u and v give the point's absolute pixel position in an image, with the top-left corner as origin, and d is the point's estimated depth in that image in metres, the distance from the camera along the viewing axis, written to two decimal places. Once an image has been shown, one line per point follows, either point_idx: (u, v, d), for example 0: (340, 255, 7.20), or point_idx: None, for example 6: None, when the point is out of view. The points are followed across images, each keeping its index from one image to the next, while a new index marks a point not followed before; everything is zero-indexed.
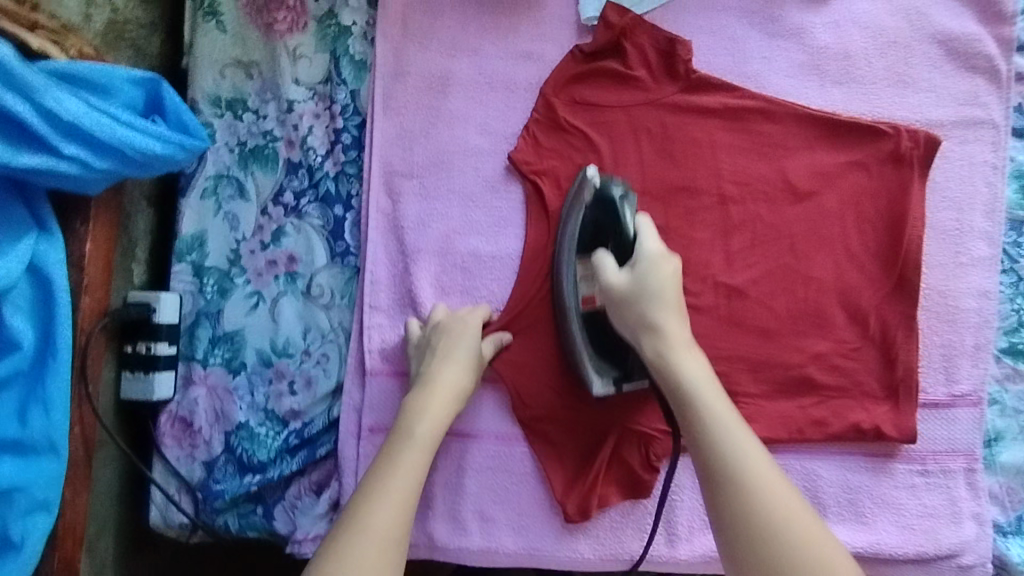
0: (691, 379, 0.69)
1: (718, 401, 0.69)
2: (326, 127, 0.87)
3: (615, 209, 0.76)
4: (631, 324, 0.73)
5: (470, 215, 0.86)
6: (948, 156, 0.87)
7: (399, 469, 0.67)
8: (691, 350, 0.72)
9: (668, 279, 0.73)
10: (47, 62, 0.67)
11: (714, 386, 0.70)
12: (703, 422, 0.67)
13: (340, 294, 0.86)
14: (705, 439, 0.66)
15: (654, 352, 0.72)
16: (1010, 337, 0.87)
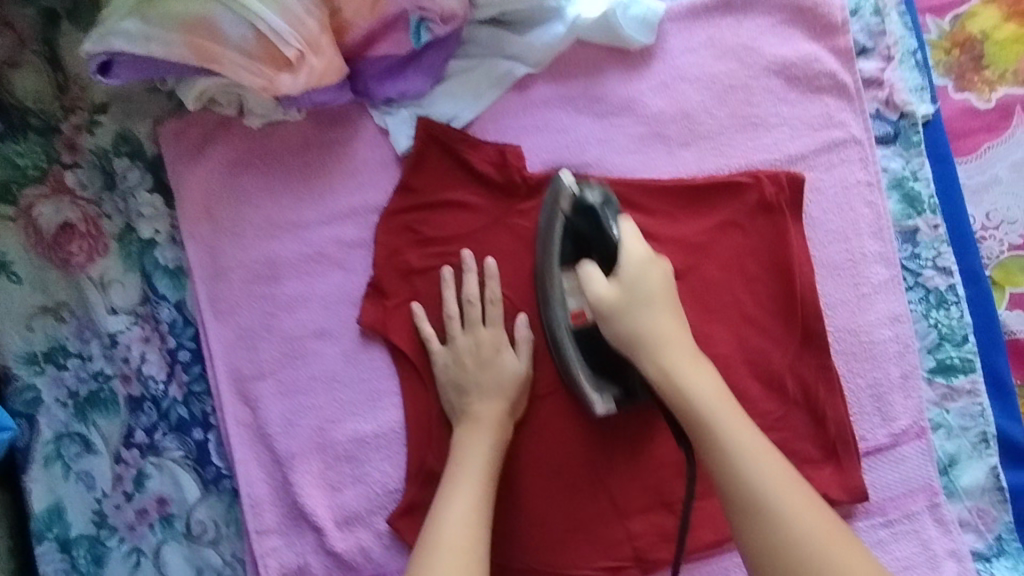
0: (705, 397, 0.67)
1: (730, 414, 0.67)
2: (159, 349, 0.79)
3: (598, 215, 0.73)
4: (625, 344, 0.70)
5: (339, 399, 0.78)
6: (818, 187, 0.81)
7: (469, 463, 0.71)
8: (696, 360, 0.69)
9: (658, 289, 0.71)
10: None
11: (725, 401, 0.68)
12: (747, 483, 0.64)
13: (225, 523, 0.78)
14: (713, 444, 0.66)
15: (652, 364, 0.69)
16: (935, 355, 0.81)
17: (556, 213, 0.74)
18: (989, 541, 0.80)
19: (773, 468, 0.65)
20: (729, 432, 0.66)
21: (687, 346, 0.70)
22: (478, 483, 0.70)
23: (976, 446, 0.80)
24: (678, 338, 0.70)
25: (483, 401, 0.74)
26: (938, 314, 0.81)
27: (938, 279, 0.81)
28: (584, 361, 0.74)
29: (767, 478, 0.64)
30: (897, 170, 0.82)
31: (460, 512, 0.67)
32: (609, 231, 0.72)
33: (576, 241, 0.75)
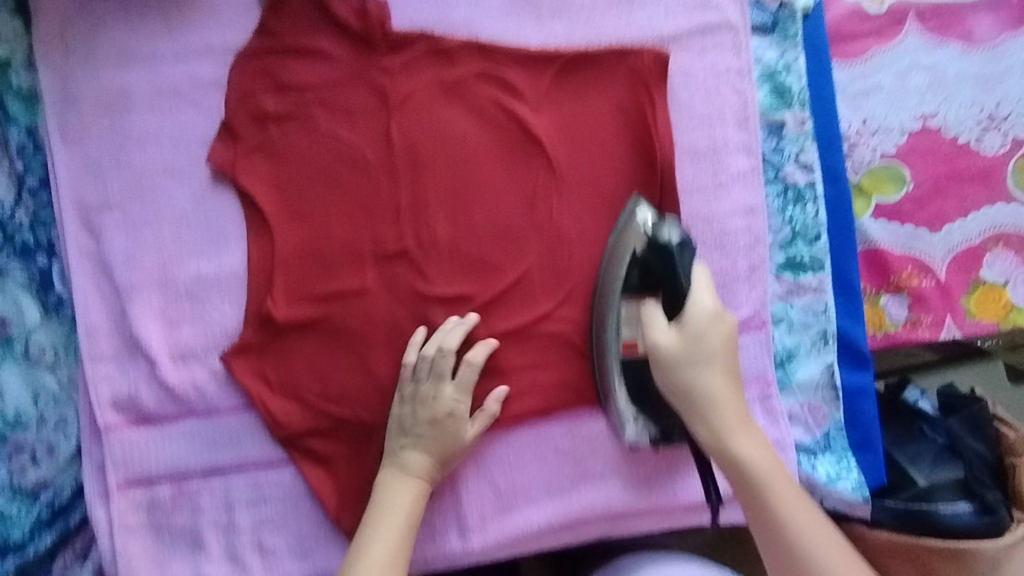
0: (722, 416, 0.70)
1: (784, 485, 0.68)
2: (8, 171, 0.77)
3: (671, 255, 0.70)
4: (679, 397, 0.71)
5: (183, 237, 0.78)
6: (687, 69, 0.80)
7: (389, 524, 0.69)
8: (744, 424, 0.70)
9: (718, 348, 0.70)
10: None
11: (779, 471, 0.69)
12: (798, 561, 0.65)
13: (64, 349, 0.79)
14: (773, 518, 0.67)
15: (704, 427, 0.70)
16: (786, 251, 0.81)
17: (629, 244, 0.73)
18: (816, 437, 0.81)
19: (815, 528, 0.67)
20: (783, 503, 0.67)
21: (741, 407, 0.71)
22: (390, 540, 0.68)
23: (816, 344, 0.81)
24: (719, 394, 0.70)
25: (408, 459, 0.72)
26: (795, 210, 0.80)
27: (798, 175, 0.80)
28: (626, 388, 0.76)
29: (807, 534, 0.66)
30: (770, 61, 0.81)
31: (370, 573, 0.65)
32: (683, 278, 0.71)
33: (648, 245, 0.72)
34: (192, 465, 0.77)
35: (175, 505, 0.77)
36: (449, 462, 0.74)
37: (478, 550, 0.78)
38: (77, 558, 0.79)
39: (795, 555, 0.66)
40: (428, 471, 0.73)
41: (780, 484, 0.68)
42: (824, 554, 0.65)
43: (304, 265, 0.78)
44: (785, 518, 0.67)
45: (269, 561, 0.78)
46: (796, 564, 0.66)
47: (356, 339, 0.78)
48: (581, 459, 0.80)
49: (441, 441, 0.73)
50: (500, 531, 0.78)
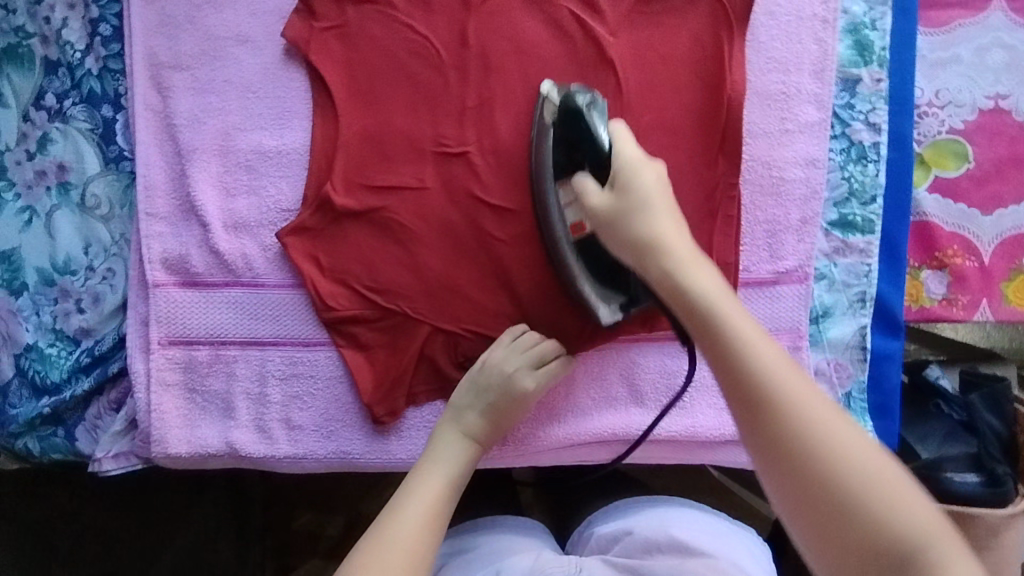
0: (671, 255, 0.57)
1: (814, 403, 0.51)
2: (83, 19, 0.79)
3: (583, 116, 0.69)
4: (631, 250, 0.59)
5: (249, 108, 0.79)
6: (771, 11, 0.79)
7: (437, 470, 0.69)
8: (699, 263, 0.57)
9: (654, 187, 0.61)
10: None
11: (795, 376, 0.52)
12: (785, 433, 0.50)
13: (119, 204, 0.80)
14: (797, 438, 0.50)
15: (656, 261, 0.58)
16: (840, 209, 0.81)
17: (545, 125, 0.73)
18: (837, 395, 0.82)
19: (863, 454, 0.49)
20: (773, 373, 0.52)
21: (688, 248, 0.58)
22: (436, 488, 0.67)
23: (852, 305, 0.82)
24: (713, 292, 0.55)
25: (466, 420, 0.73)
26: (855, 168, 0.81)
27: (865, 134, 0.80)
28: (584, 265, 0.74)
29: (856, 461, 0.49)
30: (857, 14, 0.80)
31: (414, 515, 0.64)
32: (598, 139, 0.67)
33: (564, 120, 0.71)
34: (233, 333, 0.79)
35: (210, 370, 0.79)
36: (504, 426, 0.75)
37: (497, 454, 0.81)
38: (110, 409, 0.81)
39: (830, 476, 0.49)
40: (481, 427, 0.73)
41: (812, 408, 0.51)
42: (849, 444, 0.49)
43: (365, 153, 0.78)
44: (816, 443, 0.50)
45: (294, 438, 0.80)
46: (812, 466, 0.49)
47: (407, 234, 0.78)
48: (606, 382, 0.82)
49: (499, 398, 0.74)
50: (521, 440, 0.81)
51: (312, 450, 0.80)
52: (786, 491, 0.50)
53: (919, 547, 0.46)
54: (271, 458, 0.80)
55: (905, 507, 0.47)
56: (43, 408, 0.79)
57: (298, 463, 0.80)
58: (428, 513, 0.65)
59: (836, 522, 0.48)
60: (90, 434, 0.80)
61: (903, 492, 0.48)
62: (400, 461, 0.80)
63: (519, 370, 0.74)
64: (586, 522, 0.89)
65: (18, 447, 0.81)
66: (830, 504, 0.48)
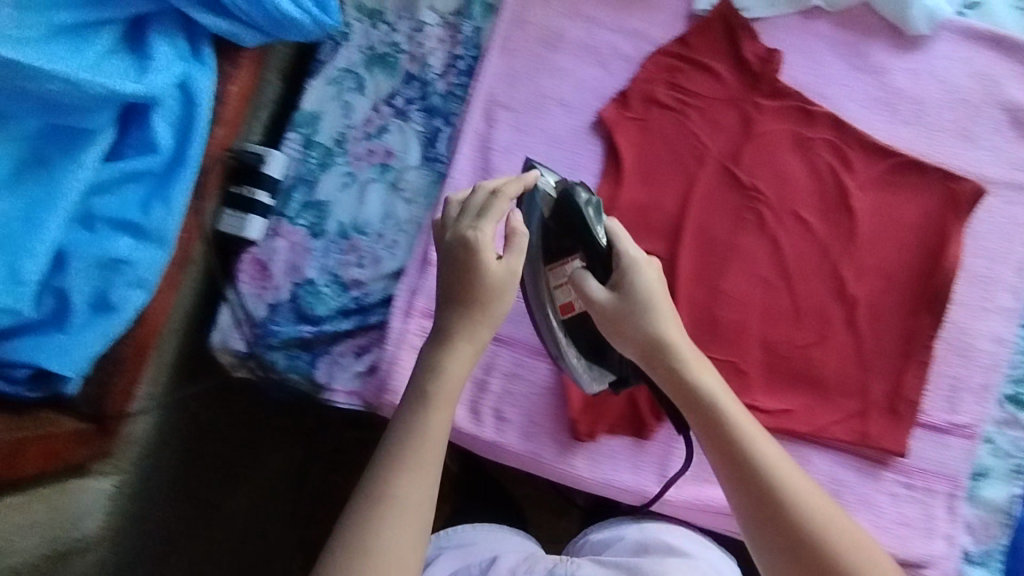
0: (711, 371, 0.75)
1: (798, 478, 0.71)
2: (447, 52, 0.99)
3: (579, 210, 0.77)
4: (676, 387, 0.75)
5: (552, 156, 0.96)
6: (993, 212, 0.94)
7: (422, 441, 0.68)
8: (710, 370, 0.75)
9: (656, 289, 0.76)
10: None
11: (783, 457, 0.72)
12: (802, 538, 0.68)
13: (421, 193, 0.97)
14: (805, 521, 0.68)
15: (666, 370, 0.75)
16: (1016, 386, 0.91)
17: (534, 203, 0.80)
18: (981, 550, 0.88)
19: (834, 517, 0.69)
20: (808, 502, 0.69)
21: (730, 390, 0.75)
22: (423, 474, 0.67)
23: (1010, 473, 0.90)
24: (737, 405, 0.74)
25: (456, 354, 0.72)
26: None
27: None
28: (583, 349, 0.83)
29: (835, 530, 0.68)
30: None
31: (416, 500, 0.66)
32: (608, 238, 0.77)
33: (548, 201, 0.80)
34: None
35: None
36: (487, 336, 0.74)
37: (670, 500, 0.88)
38: (354, 351, 0.93)
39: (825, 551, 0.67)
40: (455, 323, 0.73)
41: (802, 487, 0.70)
42: (836, 526, 0.68)
43: (633, 219, 0.94)
44: (813, 519, 0.68)
45: (500, 429, 0.91)
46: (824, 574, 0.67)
47: None
48: None
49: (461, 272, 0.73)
50: (692, 494, 0.88)
51: (511, 443, 0.91)
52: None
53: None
54: (476, 437, 0.91)
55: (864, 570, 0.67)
56: (303, 333, 0.92)
57: (496, 450, 0.91)
58: (420, 499, 0.66)
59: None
60: (329, 368, 0.92)
61: (863, 548, 0.68)
62: (581, 477, 0.90)
63: (489, 256, 0.73)
64: (580, 534, 0.93)
65: (267, 359, 0.93)
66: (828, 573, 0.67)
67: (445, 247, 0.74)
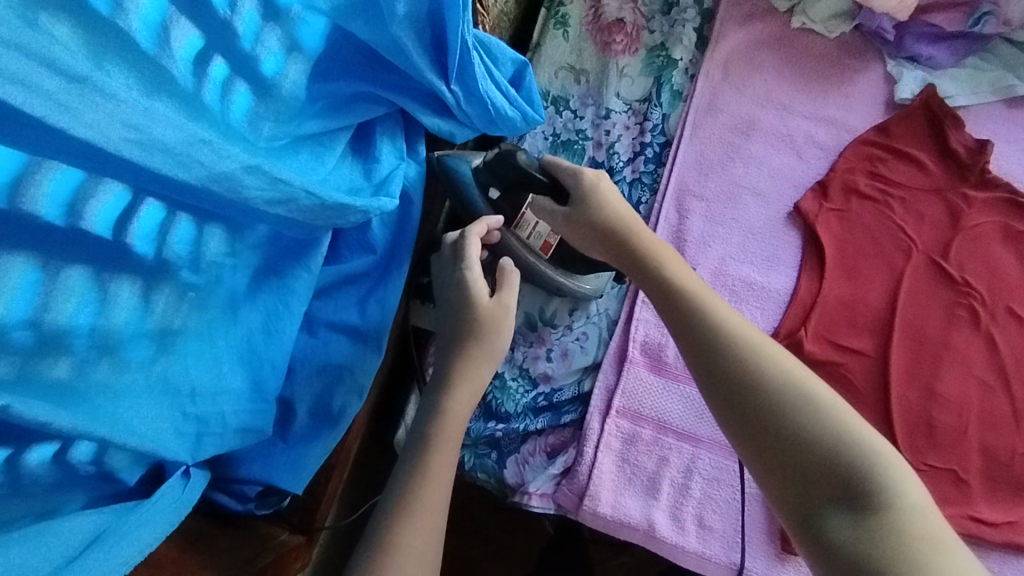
0: (671, 262, 0.69)
1: (789, 363, 0.58)
2: (633, 139, 0.98)
3: (512, 158, 0.80)
4: (655, 292, 0.67)
5: (747, 246, 0.93)
6: None
7: (423, 483, 0.60)
8: (681, 262, 0.69)
9: (618, 201, 0.74)
10: (482, 34, 0.82)
11: (768, 341, 0.61)
12: (789, 425, 0.54)
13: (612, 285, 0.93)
14: (775, 398, 0.56)
15: (638, 266, 0.70)
16: None
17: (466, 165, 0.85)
18: None
19: (818, 398, 0.56)
20: (781, 378, 0.57)
21: (703, 284, 0.67)
22: (430, 517, 0.58)
23: None
24: (699, 289, 0.66)
25: (457, 393, 0.66)
26: None
27: None
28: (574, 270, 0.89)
29: (814, 410, 0.55)
30: None
31: (410, 553, 0.56)
32: (550, 173, 0.79)
33: (496, 167, 0.82)
34: (677, 423, 0.88)
35: (647, 449, 0.87)
36: (488, 375, 0.68)
37: None
38: (544, 452, 0.89)
39: (807, 434, 0.54)
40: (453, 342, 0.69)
41: (786, 367, 0.58)
42: (822, 403, 0.55)
43: (837, 313, 0.90)
44: (788, 401, 0.55)
45: (703, 537, 0.85)
46: (844, 479, 0.52)
47: (855, 391, 0.88)
48: None
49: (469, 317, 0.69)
50: None
51: (716, 554, 0.84)
52: (788, 485, 0.54)
53: (869, 462, 0.52)
54: (678, 548, 0.84)
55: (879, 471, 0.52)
56: (494, 431, 0.89)
57: (699, 563, 0.84)
58: (430, 554, 0.57)
59: (803, 467, 0.53)
60: (519, 467, 0.88)
61: (860, 435, 0.53)
62: None
63: (479, 289, 0.70)
64: None
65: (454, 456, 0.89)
66: (816, 465, 0.53)
67: (443, 289, 0.74)
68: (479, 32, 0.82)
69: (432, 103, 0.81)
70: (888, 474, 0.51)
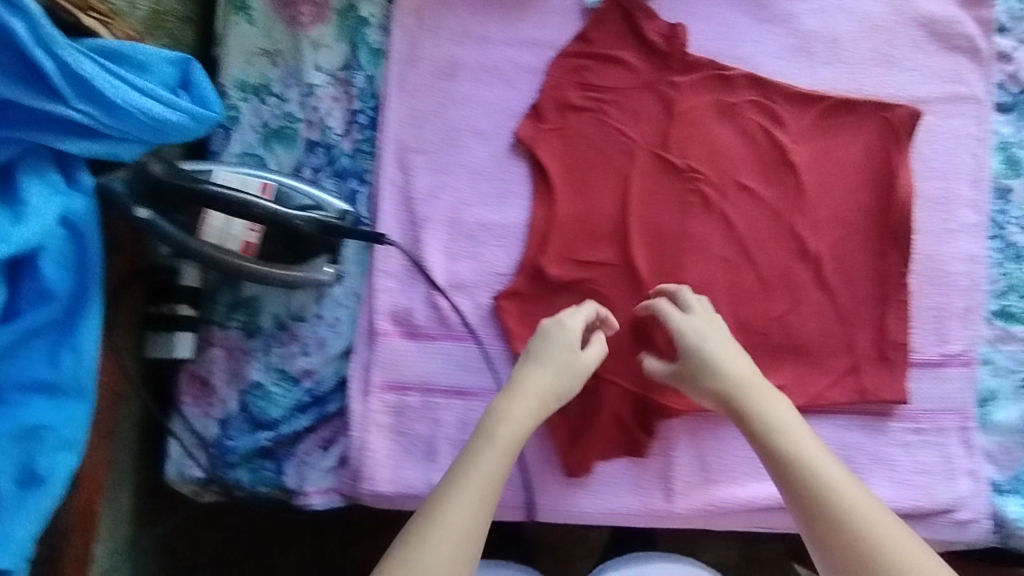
0: (723, 350, 0.75)
1: (823, 455, 0.69)
2: (344, 109, 0.92)
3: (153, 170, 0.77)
4: (711, 391, 0.74)
5: (478, 188, 0.90)
6: (934, 131, 0.90)
7: (468, 477, 0.67)
8: (738, 353, 0.76)
9: (710, 329, 0.77)
10: (106, 44, 0.76)
11: (803, 430, 0.71)
12: (836, 519, 0.65)
13: (354, 262, 0.90)
14: (806, 489, 0.67)
15: (694, 374, 0.75)
16: (1000, 300, 0.88)
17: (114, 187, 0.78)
18: (1008, 478, 0.86)
19: (839, 482, 0.67)
20: (823, 469, 0.67)
21: (758, 377, 0.74)
22: (474, 501, 0.66)
23: (1017, 390, 0.88)
24: (758, 383, 0.74)
25: (507, 403, 0.72)
26: (1012, 266, 0.88)
27: (1020, 237, 0.89)
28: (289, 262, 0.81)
29: (835, 494, 0.66)
30: (1006, 135, 0.90)
31: (464, 512, 0.65)
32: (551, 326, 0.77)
33: (139, 181, 0.78)
34: (443, 383, 0.87)
35: (419, 415, 0.86)
36: (525, 424, 0.72)
37: (682, 512, 0.84)
38: (319, 447, 0.87)
39: (849, 518, 0.64)
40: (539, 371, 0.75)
41: (823, 459, 0.68)
42: (846, 493, 0.65)
43: (575, 231, 0.89)
44: (823, 488, 0.66)
45: None
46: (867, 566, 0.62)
47: (604, 301, 0.87)
48: None
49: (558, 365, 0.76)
50: (705, 500, 0.85)
51: (507, 498, 0.84)
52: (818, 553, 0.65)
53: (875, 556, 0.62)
54: None
55: (918, 565, 0.62)
56: (262, 441, 0.86)
57: (493, 509, 0.85)
58: (472, 525, 0.65)
59: (837, 543, 0.64)
60: (298, 470, 0.86)
61: (877, 516, 0.65)
62: (587, 513, 0.85)
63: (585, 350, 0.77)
64: None
65: (230, 477, 0.87)
66: (851, 546, 0.63)
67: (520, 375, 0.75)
68: (104, 42, 0.76)
69: (76, 128, 0.75)
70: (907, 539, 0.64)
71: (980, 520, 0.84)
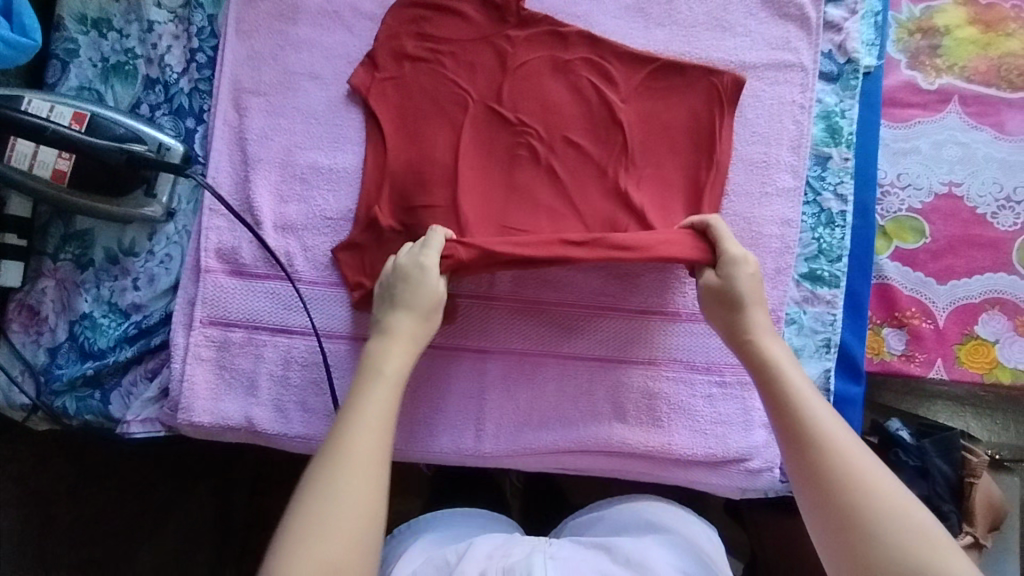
0: (758, 301, 0.75)
1: (832, 414, 0.65)
2: (184, 48, 0.94)
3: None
4: (725, 321, 0.76)
5: (311, 131, 0.92)
6: (757, 95, 0.93)
7: (377, 401, 0.67)
8: (768, 315, 0.75)
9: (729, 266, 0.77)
10: None
11: (813, 388, 0.68)
12: (824, 460, 0.62)
13: (187, 200, 0.92)
14: (818, 434, 0.63)
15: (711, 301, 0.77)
16: (810, 264, 0.92)
17: None
18: None
19: (850, 443, 0.63)
20: (824, 422, 0.64)
21: (773, 333, 0.73)
22: (379, 421, 0.66)
23: (818, 349, 0.91)
24: (778, 339, 0.73)
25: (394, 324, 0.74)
26: (824, 231, 0.92)
27: (833, 202, 0.93)
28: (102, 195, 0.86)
29: (849, 450, 0.62)
30: (829, 104, 0.94)
31: (366, 435, 0.64)
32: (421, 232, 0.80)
33: None
34: (266, 320, 0.89)
35: (241, 350, 0.88)
36: (391, 351, 0.72)
37: (489, 452, 0.88)
38: (145, 378, 0.89)
39: (855, 473, 0.60)
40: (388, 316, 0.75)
41: (822, 411, 0.65)
42: (850, 450, 0.62)
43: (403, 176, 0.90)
44: (832, 440, 0.63)
45: (306, 420, 0.87)
46: (847, 508, 0.59)
47: None
48: (594, 397, 0.88)
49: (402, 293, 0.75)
50: (511, 442, 0.88)
51: (321, 433, 0.87)
52: (810, 495, 0.62)
53: (883, 516, 0.58)
54: (283, 435, 0.88)
55: (919, 537, 0.56)
56: (86, 370, 0.87)
57: (308, 444, 0.88)
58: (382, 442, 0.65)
59: (828, 483, 0.61)
60: (124, 400, 0.89)
61: (875, 477, 0.60)
62: (398, 451, 0.88)
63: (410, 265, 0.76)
64: None
65: (55, 405, 0.88)
66: (850, 495, 0.59)
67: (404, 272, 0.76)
68: None
69: None
70: (888, 495, 0.59)
71: (772, 470, 0.88)
